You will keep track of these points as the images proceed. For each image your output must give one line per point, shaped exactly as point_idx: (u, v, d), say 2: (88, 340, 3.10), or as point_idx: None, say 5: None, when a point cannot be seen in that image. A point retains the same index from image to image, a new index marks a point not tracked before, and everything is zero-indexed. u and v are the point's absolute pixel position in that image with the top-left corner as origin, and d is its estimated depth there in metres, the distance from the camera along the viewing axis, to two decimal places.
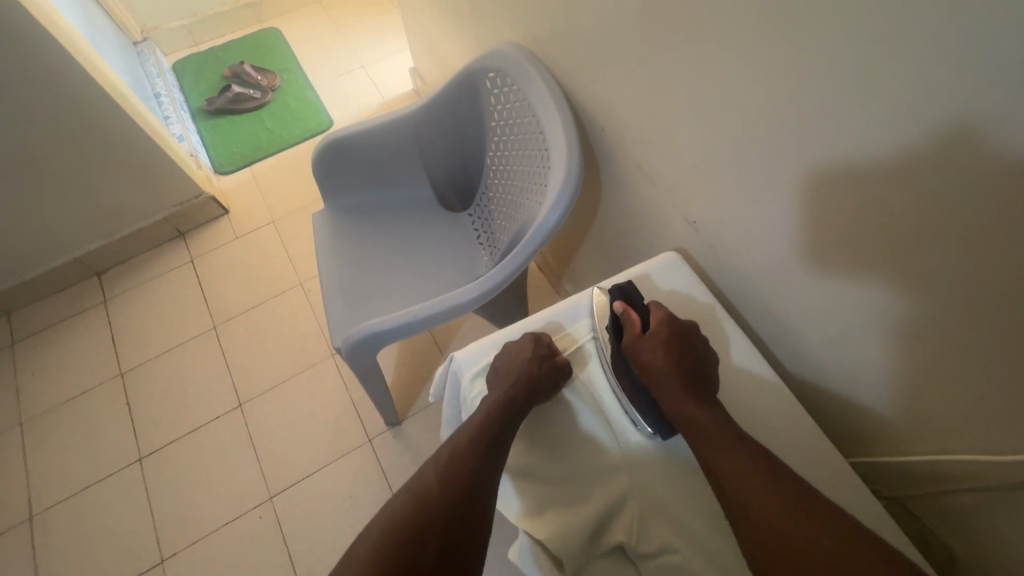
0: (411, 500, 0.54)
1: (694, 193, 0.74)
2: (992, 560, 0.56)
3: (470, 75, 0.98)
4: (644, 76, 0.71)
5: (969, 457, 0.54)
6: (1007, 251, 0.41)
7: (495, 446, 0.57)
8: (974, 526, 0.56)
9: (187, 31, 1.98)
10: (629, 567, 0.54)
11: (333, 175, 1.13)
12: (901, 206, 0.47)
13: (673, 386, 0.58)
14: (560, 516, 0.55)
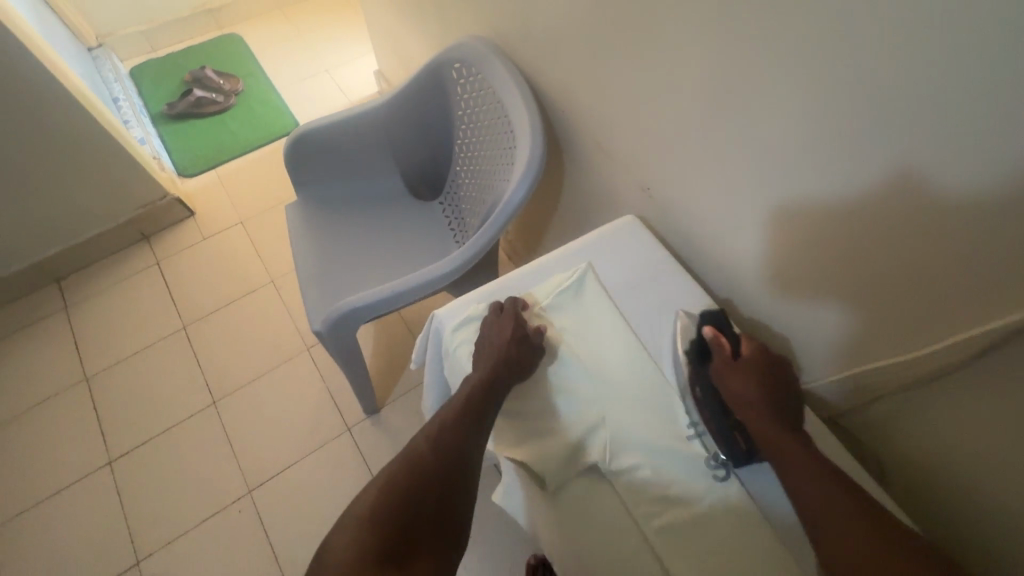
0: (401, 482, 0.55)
1: (646, 162, 0.81)
2: (905, 457, 0.64)
3: (436, 67, 1.04)
4: (600, 58, 0.79)
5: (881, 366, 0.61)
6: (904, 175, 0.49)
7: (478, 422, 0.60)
8: (891, 430, 0.64)
9: (144, 37, 1.96)
10: (605, 484, 0.59)
11: (304, 168, 1.15)
12: (821, 148, 0.55)
13: (767, 417, 0.57)
14: (539, 442, 0.60)
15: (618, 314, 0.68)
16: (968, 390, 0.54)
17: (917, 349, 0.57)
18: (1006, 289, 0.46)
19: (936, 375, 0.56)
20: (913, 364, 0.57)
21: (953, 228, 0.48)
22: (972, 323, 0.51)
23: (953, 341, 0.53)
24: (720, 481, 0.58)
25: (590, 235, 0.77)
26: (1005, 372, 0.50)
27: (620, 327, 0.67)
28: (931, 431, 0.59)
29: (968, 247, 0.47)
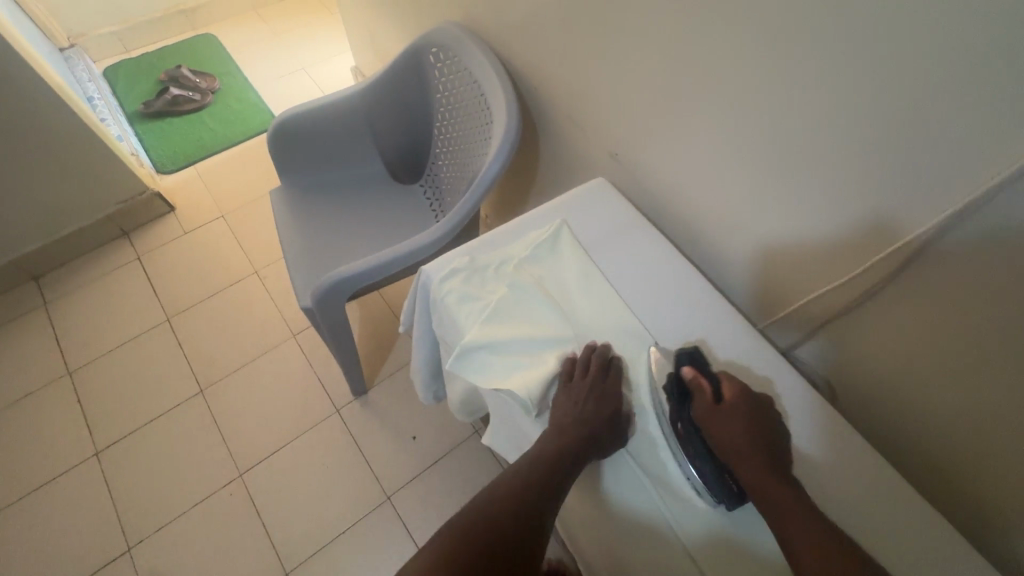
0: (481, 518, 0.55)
1: (614, 130, 0.87)
2: (853, 375, 0.70)
3: (415, 52, 1.09)
4: (569, 36, 0.85)
5: (826, 295, 0.68)
6: (833, 114, 0.56)
7: (561, 473, 0.58)
8: (838, 352, 0.71)
9: (117, 38, 1.96)
10: None
11: (288, 154, 1.19)
12: (766, 98, 0.62)
13: (753, 463, 0.55)
14: (525, 370, 0.63)
15: (589, 262, 0.73)
16: (894, 304, 0.61)
17: (849, 272, 0.64)
18: (918, 208, 0.53)
19: (869, 293, 0.63)
20: (849, 285, 0.64)
21: (873, 159, 0.55)
22: (891, 241, 0.58)
23: (877, 258, 0.59)
24: None
25: (563, 196, 0.82)
26: (920, 279, 0.57)
27: (594, 276, 0.71)
28: (870, 349, 0.66)
29: (886, 173, 0.54)
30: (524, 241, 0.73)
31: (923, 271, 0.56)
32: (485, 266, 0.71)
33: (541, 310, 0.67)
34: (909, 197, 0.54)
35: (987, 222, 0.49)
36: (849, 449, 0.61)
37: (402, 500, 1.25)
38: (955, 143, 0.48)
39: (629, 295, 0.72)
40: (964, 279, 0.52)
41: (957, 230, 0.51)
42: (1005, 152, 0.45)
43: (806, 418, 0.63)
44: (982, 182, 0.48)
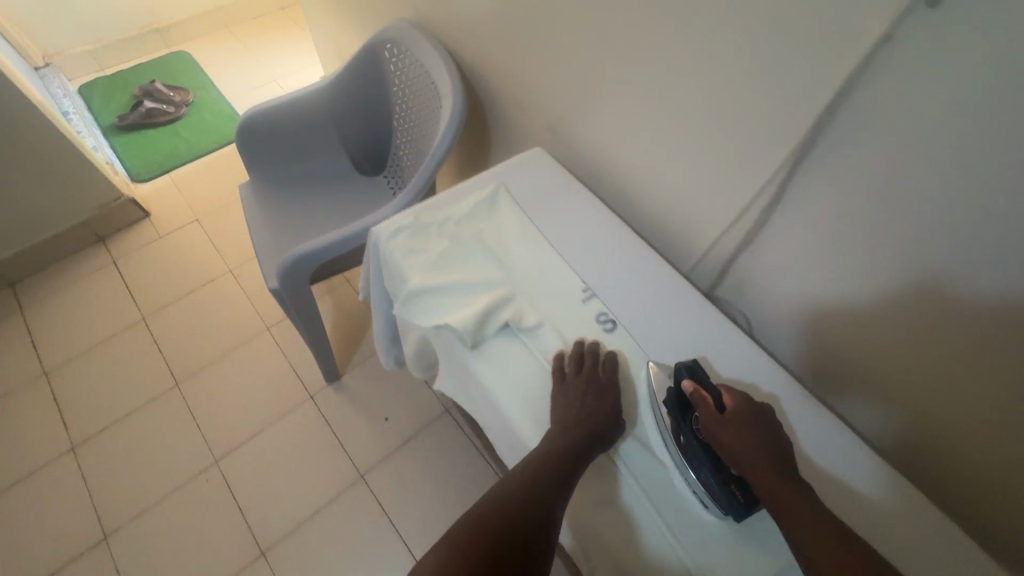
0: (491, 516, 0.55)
1: (550, 107, 0.95)
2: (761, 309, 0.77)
3: (371, 49, 1.17)
4: (505, 23, 0.94)
5: (729, 233, 0.74)
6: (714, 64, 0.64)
7: (566, 470, 0.57)
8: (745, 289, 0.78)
9: (92, 57, 2.03)
10: (515, 340, 0.69)
11: (255, 149, 1.25)
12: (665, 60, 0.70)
13: (762, 473, 0.52)
14: (462, 308, 0.69)
15: (523, 216, 0.79)
16: (781, 232, 0.68)
17: (740, 206, 0.70)
18: (779, 140, 0.61)
19: (759, 223, 0.70)
20: (743, 217, 0.71)
21: (746, 99, 0.62)
22: (766, 172, 0.65)
23: (758, 189, 0.67)
24: (608, 333, 0.69)
25: (504, 163, 0.88)
26: (796, 204, 0.64)
27: (528, 228, 0.77)
28: (770, 278, 0.73)
29: (756, 112, 0.62)
30: (465, 201, 0.80)
31: (796, 193, 0.63)
32: (429, 225, 0.77)
33: (478, 259, 0.73)
34: (773, 131, 0.61)
35: (835, 143, 0.56)
36: (747, 363, 0.67)
37: (376, 477, 1.29)
38: (799, 74, 0.55)
39: (561, 242, 0.77)
40: (828, 196, 0.60)
41: (816, 153, 0.59)
42: (835, 75, 0.52)
43: (715, 338, 0.69)
44: (822, 106, 0.55)
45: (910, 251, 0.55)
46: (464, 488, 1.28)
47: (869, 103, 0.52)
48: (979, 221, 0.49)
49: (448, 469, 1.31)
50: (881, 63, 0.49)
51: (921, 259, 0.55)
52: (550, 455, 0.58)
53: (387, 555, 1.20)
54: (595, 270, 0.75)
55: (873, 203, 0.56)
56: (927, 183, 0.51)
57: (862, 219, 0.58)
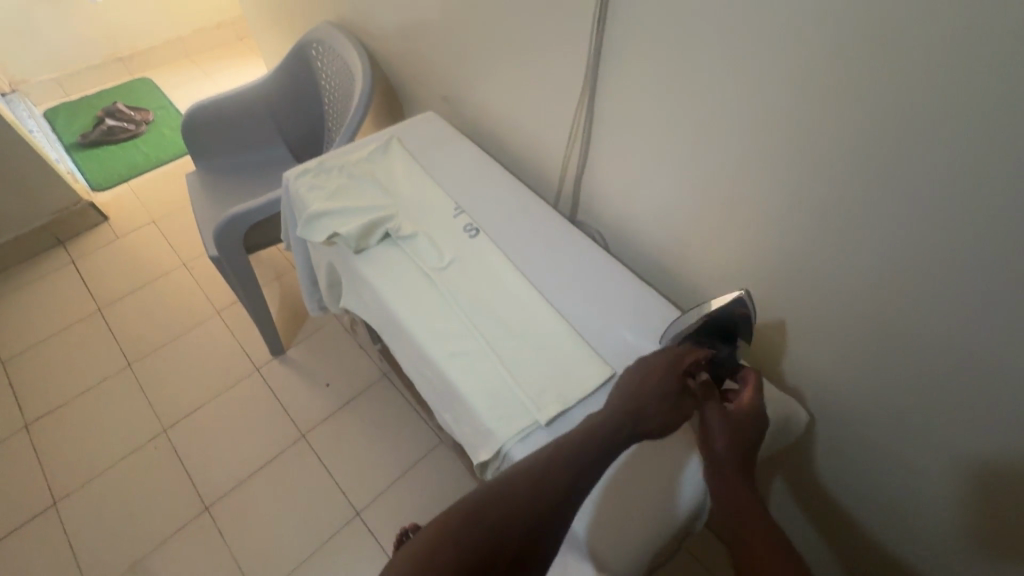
0: (522, 492, 0.53)
1: (444, 81, 1.13)
2: (611, 224, 0.93)
3: (301, 48, 1.35)
4: (403, 15, 1.12)
5: (574, 159, 0.91)
6: (537, 16, 0.82)
7: (578, 485, 0.55)
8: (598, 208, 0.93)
9: (57, 83, 2.19)
10: (393, 246, 0.84)
11: (199, 140, 1.39)
12: (512, 24, 0.88)
13: (731, 448, 0.60)
14: (349, 222, 0.83)
15: (411, 160, 0.95)
16: (603, 147, 0.85)
17: (573, 129, 0.87)
18: (583, 68, 0.79)
19: (588, 143, 0.87)
20: (577, 139, 0.88)
21: (560, 40, 0.80)
22: (580, 98, 0.82)
23: (580, 114, 0.84)
24: (472, 238, 0.85)
25: (400, 125, 1.04)
26: (604, 120, 0.81)
27: (414, 169, 0.93)
28: (607, 189, 0.90)
29: (568, 48, 0.80)
30: (362, 149, 0.96)
31: (602, 112, 0.81)
32: (330, 168, 0.92)
33: (369, 190, 0.89)
34: (578, 61, 0.79)
35: (616, 63, 0.74)
36: (580, 261, 0.84)
37: (317, 436, 1.38)
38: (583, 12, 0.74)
39: (440, 177, 0.94)
40: (620, 109, 0.78)
41: (606, 72, 0.77)
42: (599, 7, 0.71)
43: (557, 241, 0.86)
44: (599, 33, 0.73)
45: (679, 140, 0.72)
46: (399, 439, 1.38)
47: (624, 26, 0.70)
48: (703, 101, 0.66)
49: (385, 425, 1.40)
50: None
51: (682, 144, 0.72)
52: (569, 460, 0.56)
53: (324, 503, 1.28)
54: (466, 196, 0.91)
55: (647, 106, 0.74)
56: (670, 79, 0.69)
57: (642, 121, 0.76)
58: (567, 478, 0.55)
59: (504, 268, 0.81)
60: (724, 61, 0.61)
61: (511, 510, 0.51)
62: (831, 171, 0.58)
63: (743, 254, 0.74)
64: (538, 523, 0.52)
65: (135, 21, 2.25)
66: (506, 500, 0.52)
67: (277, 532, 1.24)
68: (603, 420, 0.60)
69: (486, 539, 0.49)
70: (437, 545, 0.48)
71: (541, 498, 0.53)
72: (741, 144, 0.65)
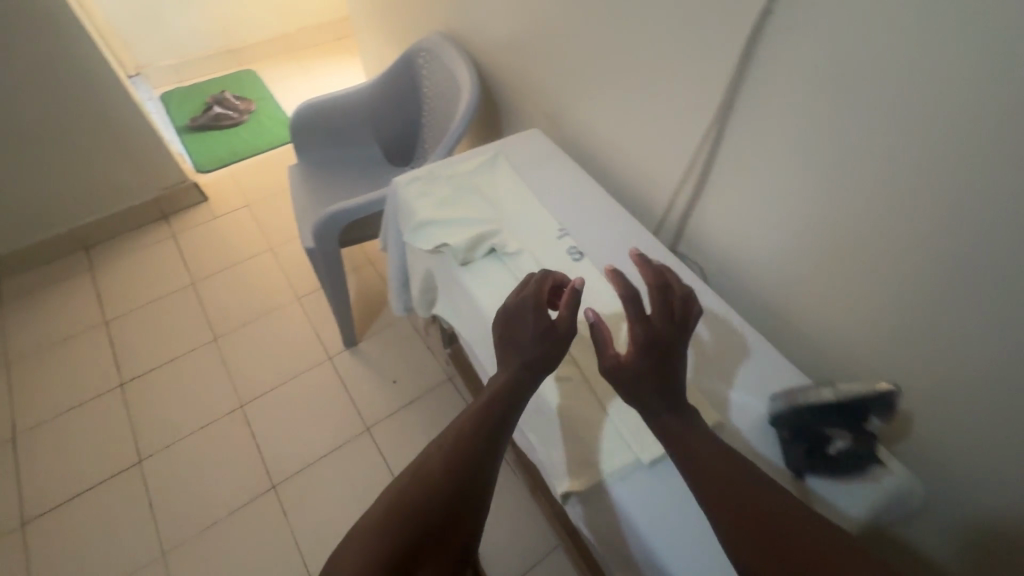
0: (434, 471, 0.57)
1: (549, 99, 1.13)
2: (716, 262, 0.91)
3: (408, 56, 1.39)
4: (516, 32, 1.13)
5: (684, 192, 0.89)
6: (664, 47, 0.80)
7: (487, 451, 0.60)
8: (701, 243, 0.92)
9: (174, 69, 2.36)
10: (497, 260, 0.85)
11: (304, 136, 1.47)
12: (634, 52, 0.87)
13: (639, 378, 0.59)
14: (456, 232, 0.85)
15: (518, 177, 0.96)
16: (720, 183, 0.82)
17: (688, 162, 0.85)
18: (711, 102, 0.77)
19: (703, 176, 0.85)
20: (691, 172, 0.86)
21: (686, 71, 0.78)
22: (702, 132, 0.80)
23: (699, 147, 0.82)
24: (577, 261, 0.84)
25: (505, 140, 1.05)
26: (726, 156, 0.79)
27: (520, 186, 0.94)
28: (717, 225, 0.87)
29: (695, 80, 0.77)
30: (470, 161, 0.97)
31: (726, 146, 0.79)
32: (439, 177, 0.94)
33: (474, 203, 0.90)
34: (706, 94, 0.77)
35: (751, 99, 0.72)
36: None
37: (380, 430, 1.42)
38: (721, 46, 0.72)
39: (545, 197, 0.94)
40: (748, 147, 0.75)
41: (737, 108, 0.74)
42: (741, 43, 0.69)
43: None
44: (738, 68, 0.71)
45: (811, 186, 0.69)
46: None
47: (768, 64, 0.68)
48: (854, 148, 0.63)
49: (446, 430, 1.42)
50: (773, 32, 0.65)
51: (817, 190, 0.69)
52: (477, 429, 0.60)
53: None
54: (570, 218, 0.91)
55: (779, 146, 0.71)
56: (815, 122, 0.65)
57: (772, 161, 0.73)
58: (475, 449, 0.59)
59: (607, 297, 0.80)
60: (886, 110, 0.58)
61: (426, 489, 0.56)
62: (994, 238, 0.54)
63: (873, 310, 0.70)
64: (455, 496, 0.56)
65: (247, 17, 2.41)
66: (426, 493, 0.56)
67: (336, 519, 1.28)
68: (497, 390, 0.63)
69: (409, 524, 0.54)
70: (360, 539, 0.53)
71: (451, 472, 0.57)
72: (886, 198, 0.62)
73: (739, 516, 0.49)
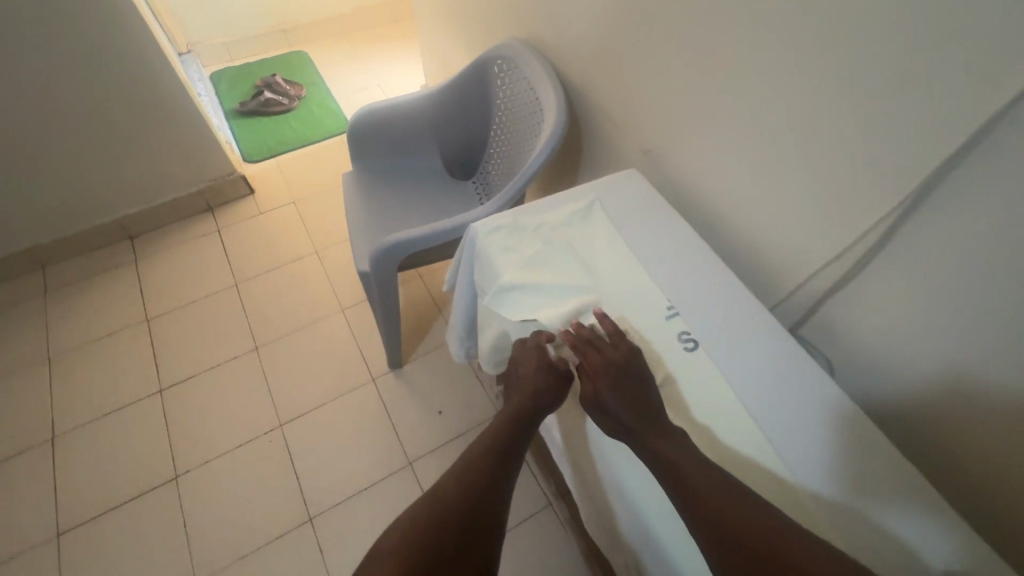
0: (446, 499, 0.66)
1: (649, 131, 0.98)
2: (858, 353, 0.77)
3: (481, 63, 1.25)
4: (617, 51, 0.98)
5: (826, 269, 0.75)
6: (830, 108, 0.66)
7: (493, 484, 0.69)
8: (838, 326, 0.78)
9: (225, 48, 2.27)
10: None
11: (363, 143, 1.35)
12: (780, 101, 0.72)
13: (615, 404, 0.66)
14: (551, 307, 0.75)
15: (615, 234, 0.84)
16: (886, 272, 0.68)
17: (843, 245, 0.72)
18: (896, 186, 0.62)
19: (861, 263, 0.71)
20: (844, 258, 0.72)
21: (860, 143, 0.64)
22: (872, 216, 0.66)
23: (862, 232, 0.68)
24: (691, 352, 0.73)
25: (597, 182, 0.93)
26: (902, 246, 0.65)
27: (619, 246, 0.82)
28: (868, 315, 0.73)
29: (874, 156, 0.63)
30: (561, 210, 0.85)
31: (903, 235, 0.65)
32: (526, 227, 0.82)
33: (566, 264, 0.79)
34: (888, 174, 0.63)
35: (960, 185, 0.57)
36: (817, 406, 0.69)
37: (423, 466, 1.33)
38: (924, 122, 0.57)
39: (649, 261, 0.82)
40: (939, 246, 0.61)
41: (935, 198, 0.60)
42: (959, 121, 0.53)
43: (790, 373, 0.71)
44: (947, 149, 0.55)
45: None
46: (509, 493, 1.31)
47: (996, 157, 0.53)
48: None
49: None
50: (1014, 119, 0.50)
51: None
52: (484, 464, 0.71)
53: None
54: (680, 290, 0.79)
55: (990, 252, 0.57)
56: None
57: (978, 269, 0.59)
58: (484, 478, 0.69)
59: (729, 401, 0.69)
60: None
61: (441, 512, 0.64)
62: None
63: None
64: (467, 519, 0.65)
65: None
66: (440, 516, 0.64)
67: None
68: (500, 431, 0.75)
69: (424, 541, 0.61)
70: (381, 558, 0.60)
71: (462, 498, 0.66)
72: None
73: (732, 530, 0.54)
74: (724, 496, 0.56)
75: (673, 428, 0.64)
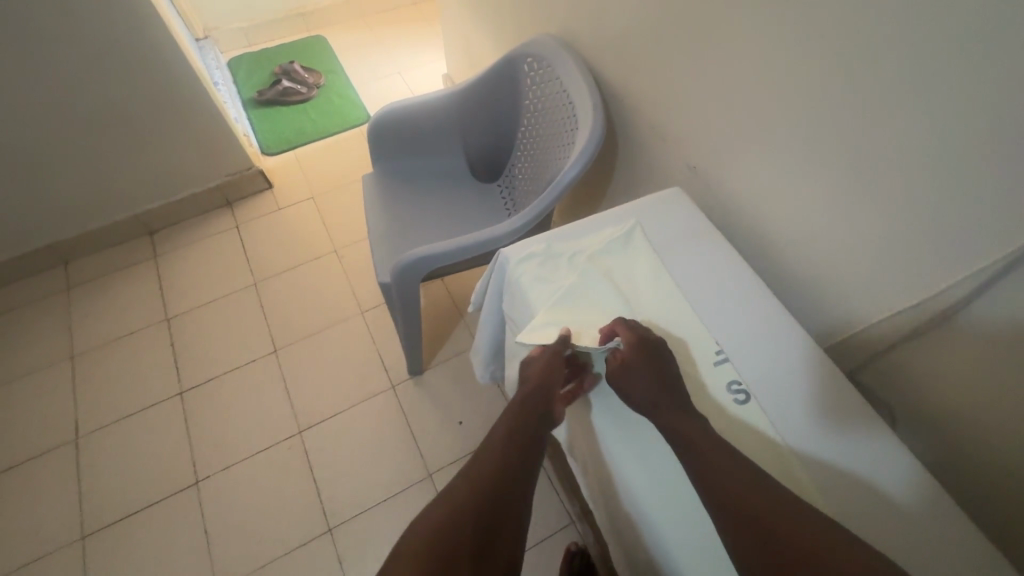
0: (462, 502, 0.59)
1: (694, 144, 0.90)
2: (936, 404, 0.69)
3: (511, 61, 1.17)
4: (663, 56, 0.90)
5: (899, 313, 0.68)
6: (920, 141, 0.58)
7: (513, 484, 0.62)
8: (909, 372, 0.71)
9: (242, 32, 2.20)
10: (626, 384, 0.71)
11: (384, 143, 1.29)
12: (856, 128, 0.64)
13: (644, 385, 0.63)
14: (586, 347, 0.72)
15: (657, 262, 0.77)
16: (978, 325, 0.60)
17: (927, 294, 0.64)
18: (1004, 237, 0.54)
19: (945, 314, 0.63)
20: (923, 306, 0.65)
21: (958, 184, 0.56)
22: (970, 266, 0.58)
23: (953, 281, 0.61)
24: (741, 405, 0.67)
25: (637, 203, 0.86)
26: (1002, 301, 0.58)
27: (661, 277, 0.75)
28: (947, 368, 0.66)
29: (978, 199, 0.55)
30: (599, 237, 0.79)
31: (1001, 289, 0.57)
32: (559, 254, 0.77)
33: (603, 296, 0.73)
34: (991, 222, 0.55)
35: None
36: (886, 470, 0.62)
37: (443, 478, 1.30)
38: None
39: (694, 294, 0.76)
40: None
41: None
42: None
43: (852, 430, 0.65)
44: None
45: None
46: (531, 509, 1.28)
47: None
48: None
49: None
50: None
51: None
52: (500, 461, 0.64)
53: None
54: (730, 332, 0.73)
55: None
56: None
57: None
58: (502, 478, 0.62)
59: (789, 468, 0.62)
60: None
61: (459, 515, 0.57)
62: None
63: None
64: (487, 522, 0.58)
65: None
66: (459, 520, 0.57)
67: None
68: (515, 426, 0.67)
69: (444, 551, 0.54)
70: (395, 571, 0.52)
71: (480, 500, 0.59)
72: None
73: (765, 520, 0.52)
74: (755, 488, 0.54)
75: (696, 414, 0.62)
